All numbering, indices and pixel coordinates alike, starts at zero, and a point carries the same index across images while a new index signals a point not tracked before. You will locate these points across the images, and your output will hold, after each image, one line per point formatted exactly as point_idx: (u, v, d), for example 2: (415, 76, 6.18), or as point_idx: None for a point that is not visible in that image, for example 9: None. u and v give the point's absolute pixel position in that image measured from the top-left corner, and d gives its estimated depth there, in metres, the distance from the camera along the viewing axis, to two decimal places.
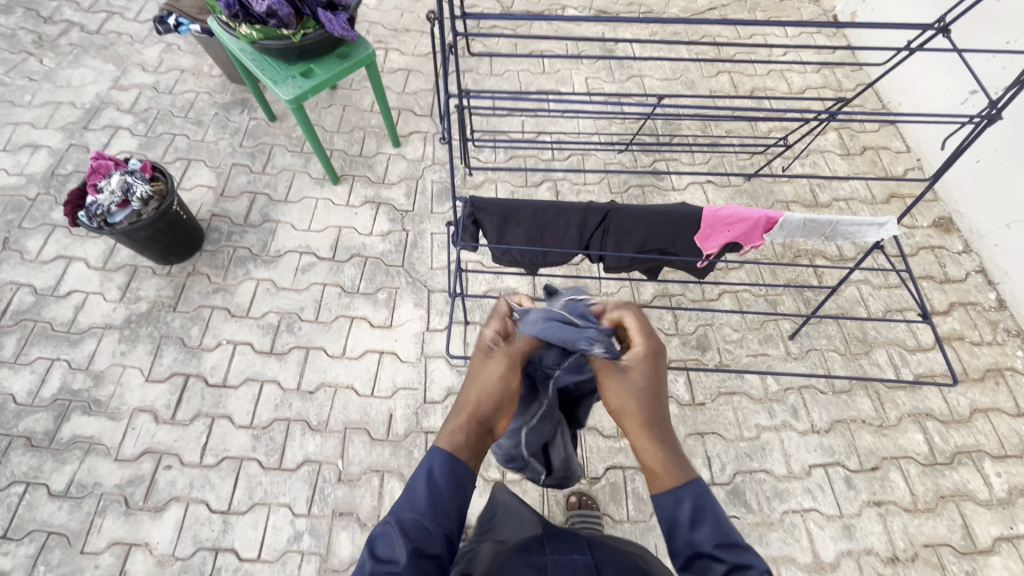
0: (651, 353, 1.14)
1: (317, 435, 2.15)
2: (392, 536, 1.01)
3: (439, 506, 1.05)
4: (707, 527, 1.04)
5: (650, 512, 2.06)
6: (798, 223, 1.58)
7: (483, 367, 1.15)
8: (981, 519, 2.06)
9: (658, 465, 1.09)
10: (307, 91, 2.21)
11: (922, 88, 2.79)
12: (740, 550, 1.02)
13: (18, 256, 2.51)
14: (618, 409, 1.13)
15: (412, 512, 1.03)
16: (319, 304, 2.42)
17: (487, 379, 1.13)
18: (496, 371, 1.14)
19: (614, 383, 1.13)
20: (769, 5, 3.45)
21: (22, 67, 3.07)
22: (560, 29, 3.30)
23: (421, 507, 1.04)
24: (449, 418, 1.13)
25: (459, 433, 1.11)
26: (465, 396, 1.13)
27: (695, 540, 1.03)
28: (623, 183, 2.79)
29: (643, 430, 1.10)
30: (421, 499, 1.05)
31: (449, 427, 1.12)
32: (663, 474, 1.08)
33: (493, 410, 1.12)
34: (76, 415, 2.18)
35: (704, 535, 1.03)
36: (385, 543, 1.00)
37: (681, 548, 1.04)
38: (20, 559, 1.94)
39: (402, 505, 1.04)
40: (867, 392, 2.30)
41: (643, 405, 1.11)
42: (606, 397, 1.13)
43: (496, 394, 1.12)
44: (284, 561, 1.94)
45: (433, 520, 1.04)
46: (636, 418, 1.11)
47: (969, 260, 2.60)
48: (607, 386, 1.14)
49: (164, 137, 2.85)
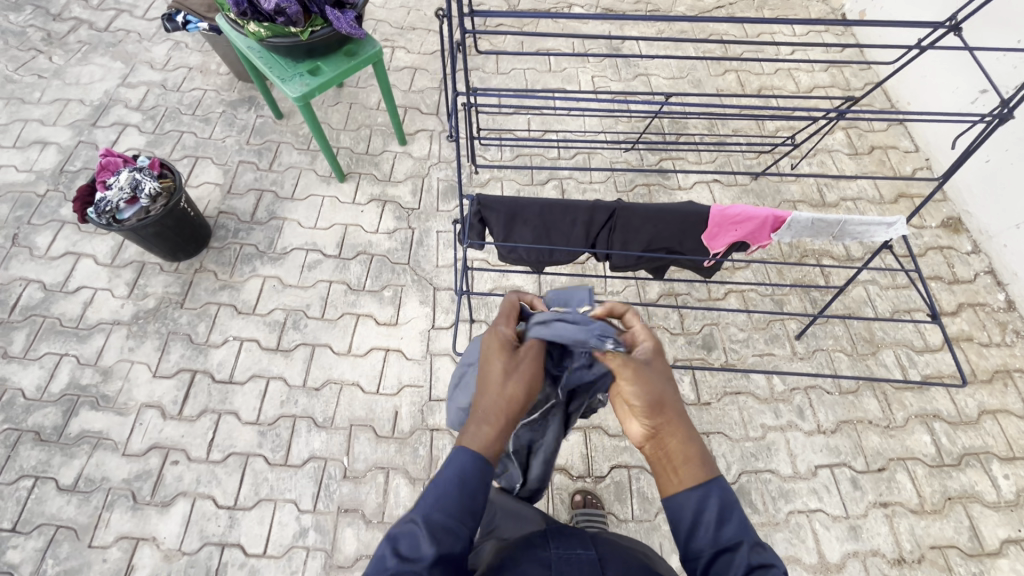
0: (661, 351, 1.19)
1: (323, 432, 2.16)
2: (419, 536, 0.99)
3: (468, 507, 1.05)
4: (733, 524, 1.04)
5: (655, 511, 2.06)
6: (806, 223, 1.57)
7: (512, 362, 1.17)
8: (988, 521, 2.05)
9: (690, 455, 1.10)
10: (315, 88, 2.21)
11: (931, 88, 2.77)
12: (763, 550, 1.02)
13: (27, 251, 2.53)
14: (649, 400, 1.12)
15: (440, 511, 1.02)
16: (325, 301, 2.43)
17: (518, 375, 1.15)
18: (528, 368, 1.17)
19: (644, 373, 1.14)
20: (777, 3, 3.43)
21: (31, 64, 3.09)
22: (566, 27, 3.30)
23: (449, 508, 1.03)
24: (480, 418, 1.11)
25: (494, 434, 1.10)
26: (499, 394, 1.12)
27: (721, 537, 1.02)
28: (629, 182, 2.79)
29: (676, 420, 1.12)
30: (451, 500, 1.04)
31: (482, 430, 1.10)
32: (695, 464, 1.09)
33: (524, 407, 1.14)
34: (84, 410, 2.19)
35: (730, 531, 1.03)
36: (409, 540, 0.98)
37: (704, 546, 1.03)
38: (29, 552, 1.95)
39: (431, 504, 1.03)
40: (874, 392, 2.29)
41: (674, 396, 1.14)
42: (638, 388, 1.13)
43: (528, 392, 1.15)
44: (290, 557, 1.95)
45: (460, 522, 1.03)
46: (670, 409, 1.12)
47: (978, 261, 2.58)
48: (636, 377, 1.14)
49: (171, 134, 2.86)
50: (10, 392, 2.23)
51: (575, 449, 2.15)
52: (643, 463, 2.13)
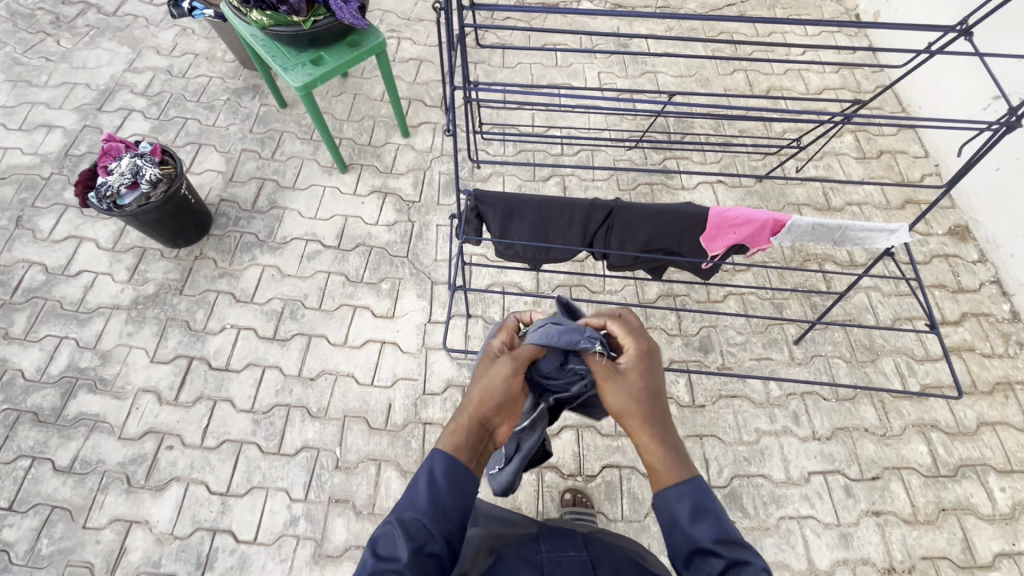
0: (638, 359, 1.18)
1: (317, 422, 2.17)
2: (394, 535, 0.99)
3: (439, 506, 1.03)
4: (708, 522, 1.03)
5: (645, 512, 2.06)
6: (806, 227, 1.55)
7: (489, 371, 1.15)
8: (982, 534, 2.03)
9: (665, 460, 1.09)
10: (317, 78, 2.20)
11: (944, 92, 2.72)
12: (740, 548, 1.00)
13: (30, 234, 2.55)
14: (619, 409, 1.13)
15: (413, 511, 1.02)
16: (323, 292, 2.43)
17: (492, 381, 1.13)
18: (504, 374, 1.13)
19: (614, 386, 1.15)
20: (790, 2, 3.38)
21: (39, 48, 3.10)
22: (574, 23, 3.27)
23: (422, 508, 1.03)
24: (450, 420, 1.13)
25: (455, 432, 1.11)
26: (470, 399, 1.13)
27: (695, 535, 1.02)
28: (632, 180, 2.77)
29: (645, 426, 1.11)
30: (422, 501, 1.03)
31: (452, 429, 1.11)
32: (669, 470, 1.08)
33: (494, 412, 1.12)
34: (82, 393, 2.22)
35: (704, 530, 1.02)
36: (387, 541, 0.99)
37: (680, 544, 1.04)
38: (24, 531, 1.98)
39: (403, 504, 1.03)
40: (872, 401, 2.26)
41: (644, 403, 1.12)
42: (608, 398, 1.14)
43: (500, 398, 1.12)
44: (280, 545, 1.96)
45: (433, 521, 1.02)
46: (639, 415, 1.11)
47: (984, 270, 2.54)
48: (607, 390, 1.15)
49: (176, 121, 2.87)
50: (10, 372, 2.26)
51: (566, 448, 2.15)
52: (635, 463, 2.13)
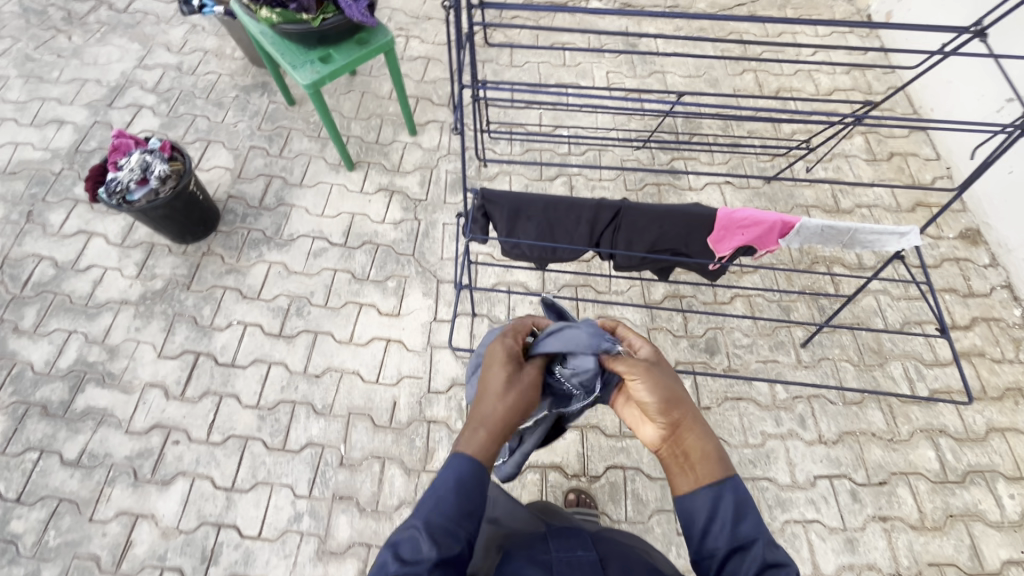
0: (663, 357, 1.22)
1: (322, 419, 2.18)
2: (420, 538, 0.99)
3: (463, 509, 1.04)
4: (749, 521, 1.04)
5: (649, 513, 2.05)
6: (816, 229, 1.53)
7: (515, 383, 1.16)
8: (990, 541, 2.01)
9: (707, 452, 1.11)
10: (325, 76, 2.21)
11: (957, 94, 2.69)
12: (777, 551, 1.02)
13: (41, 228, 2.57)
14: (659, 399, 1.15)
15: (439, 515, 1.02)
16: (329, 289, 2.44)
17: (520, 393, 1.16)
18: (530, 387, 1.18)
19: (653, 375, 1.16)
20: (801, 2, 3.36)
21: (51, 44, 3.13)
22: (583, 22, 3.26)
23: (447, 511, 1.03)
24: (480, 433, 1.11)
25: (488, 440, 1.11)
26: (501, 411, 1.12)
27: (740, 534, 1.02)
28: (639, 180, 2.76)
29: (688, 418, 1.14)
30: (448, 504, 1.04)
31: (481, 442, 1.10)
32: (711, 464, 1.10)
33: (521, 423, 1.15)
34: (90, 386, 2.24)
35: (747, 528, 1.03)
36: (411, 545, 0.99)
37: (720, 544, 1.03)
38: (32, 523, 2.00)
39: (428, 508, 1.03)
40: (879, 405, 2.24)
41: (685, 396, 1.16)
42: (647, 388, 1.15)
43: (525, 409, 1.16)
44: (284, 541, 1.97)
45: (459, 524, 1.03)
46: (683, 406, 1.15)
47: (995, 274, 2.51)
48: (646, 379, 1.15)
49: (185, 117, 2.89)
50: (19, 365, 2.28)
51: (571, 448, 2.14)
52: (640, 465, 2.12)
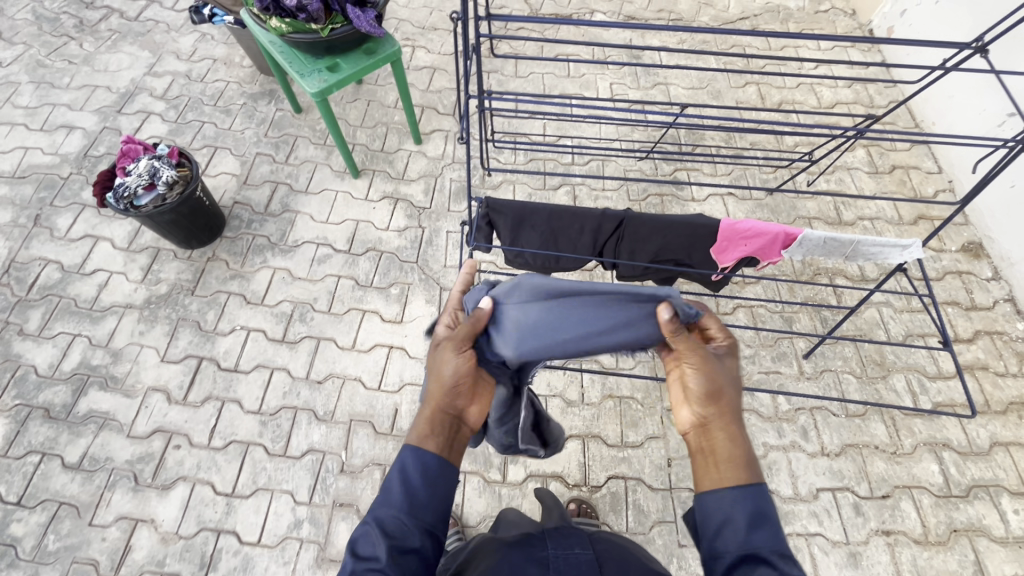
0: (734, 353, 1.20)
1: (323, 425, 2.18)
2: (373, 534, 1.01)
3: (415, 501, 1.05)
4: (765, 531, 1.01)
5: (650, 524, 2.04)
6: (818, 241, 1.54)
7: (438, 360, 1.20)
8: (994, 556, 1.99)
9: (736, 459, 1.09)
10: (333, 84, 2.23)
11: (958, 109, 2.71)
12: (794, 569, 0.98)
13: (48, 232, 2.59)
14: (705, 388, 1.15)
15: (391, 510, 1.03)
16: (332, 296, 2.45)
17: (444, 369, 1.17)
18: (450, 358, 1.17)
19: (706, 364, 1.16)
20: (803, 17, 3.40)
21: (62, 51, 3.17)
22: (588, 34, 3.30)
23: (398, 505, 1.04)
24: (416, 415, 1.16)
25: (422, 422, 1.15)
26: (431, 388, 1.17)
27: (749, 541, 1.00)
28: (642, 191, 2.78)
29: (727, 415, 1.14)
30: (396, 497, 1.04)
31: (417, 424, 1.15)
32: (737, 468, 1.08)
33: (452, 396, 1.16)
34: (93, 390, 2.24)
35: (762, 538, 1.00)
36: (367, 542, 1.01)
37: (729, 548, 1.01)
38: (32, 527, 2.00)
39: (379, 504, 1.04)
40: (882, 417, 2.23)
41: (732, 396, 1.16)
42: (697, 375, 1.15)
43: (451, 383, 1.16)
44: (284, 547, 1.97)
45: (411, 516, 1.03)
46: (726, 406, 1.14)
47: (998, 288, 2.51)
48: (700, 366, 1.15)
49: (193, 124, 2.92)
50: (23, 369, 2.29)
51: (572, 457, 2.14)
52: (641, 475, 2.11)
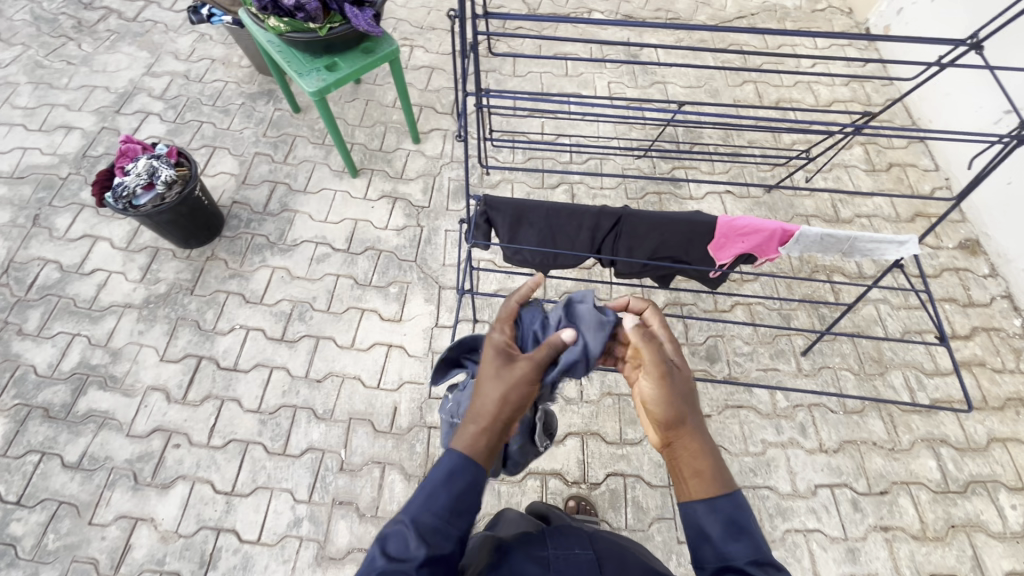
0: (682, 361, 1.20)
1: (323, 424, 2.18)
2: (409, 535, 0.97)
3: (455, 507, 1.01)
4: (744, 543, 0.99)
5: (649, 521, 2.04)
6: (814, 238, 1.54)
7: (503, 373, 1.13)
8: (992, 552, 2.00)
9: (703, 471, 1.06)
10: (331, 84, 2.24)
11: (954, 106, 2.72)
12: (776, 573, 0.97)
13: (47, 233, 2.59)
14: (662, 408, 1.13)
15: (429, 513, 0.99)
16: (331, 295, 2.45)
17: (508, 383, 1.11)
18: (524, 379, 1.12)
19: (659, 383, 1.14)
20: (800, 16, 3.41)
21: (60, 51, 3.17)
22: (586, 33, 3.31)
23: (439, 509, 1.00)
24: (468, 423, 1.08)
25: (479, 433, 1.07)
26: (477, 401, 1.10)
27: (725, 552, 0.99)
28: (640, 190, 2.79)
29: (690, 430, 1.11)
30: (440, 502, 1.00)
31: (471, 432, 1.07)
32: (706, 481, 1.05)
33: (514, 414, 1.10)
34: (92, 389, 2.24)
35: (738, 549, 0.99)
36: (398, 541, 0.96)
37: (708, 559, 1.00)
38: (31, 526, 2.00)
39: (418, 506, 0.99)
40: (880, 413, 2.24)
41: (692, 409, 1.13)
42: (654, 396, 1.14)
43: (518, 400, 1.11)
44: (283, 545, 1.97)
45: (450, 523, 1.00)
46: (688, 422, 1.11)
47: (995, 284, 2.52)
48: (652, 386, 1.14)
49: (191, 124, 2.92)
50: (22, 368, 2.29)
51: (571, 454, 2.14)
52: (640, 472, 2.12)
